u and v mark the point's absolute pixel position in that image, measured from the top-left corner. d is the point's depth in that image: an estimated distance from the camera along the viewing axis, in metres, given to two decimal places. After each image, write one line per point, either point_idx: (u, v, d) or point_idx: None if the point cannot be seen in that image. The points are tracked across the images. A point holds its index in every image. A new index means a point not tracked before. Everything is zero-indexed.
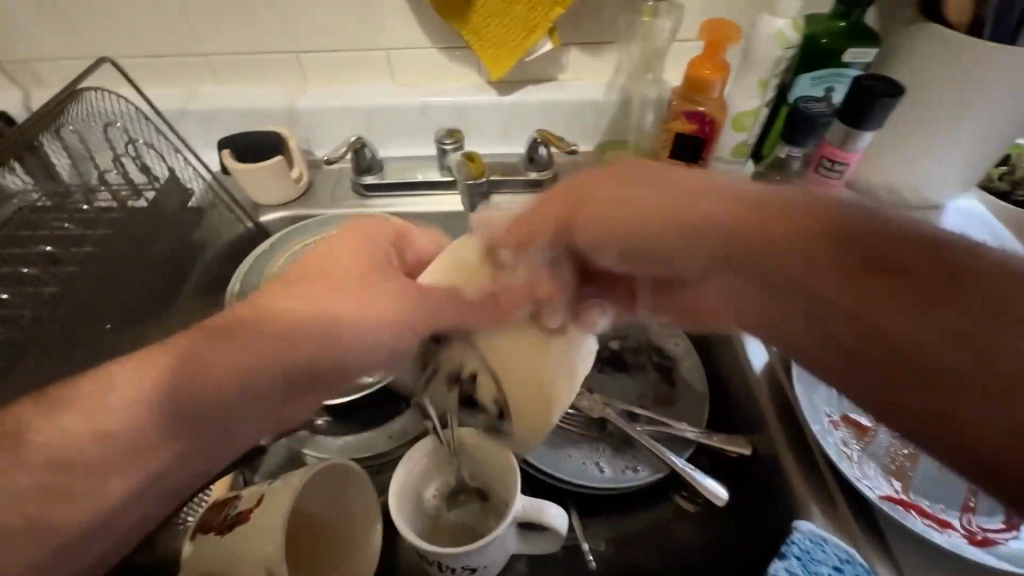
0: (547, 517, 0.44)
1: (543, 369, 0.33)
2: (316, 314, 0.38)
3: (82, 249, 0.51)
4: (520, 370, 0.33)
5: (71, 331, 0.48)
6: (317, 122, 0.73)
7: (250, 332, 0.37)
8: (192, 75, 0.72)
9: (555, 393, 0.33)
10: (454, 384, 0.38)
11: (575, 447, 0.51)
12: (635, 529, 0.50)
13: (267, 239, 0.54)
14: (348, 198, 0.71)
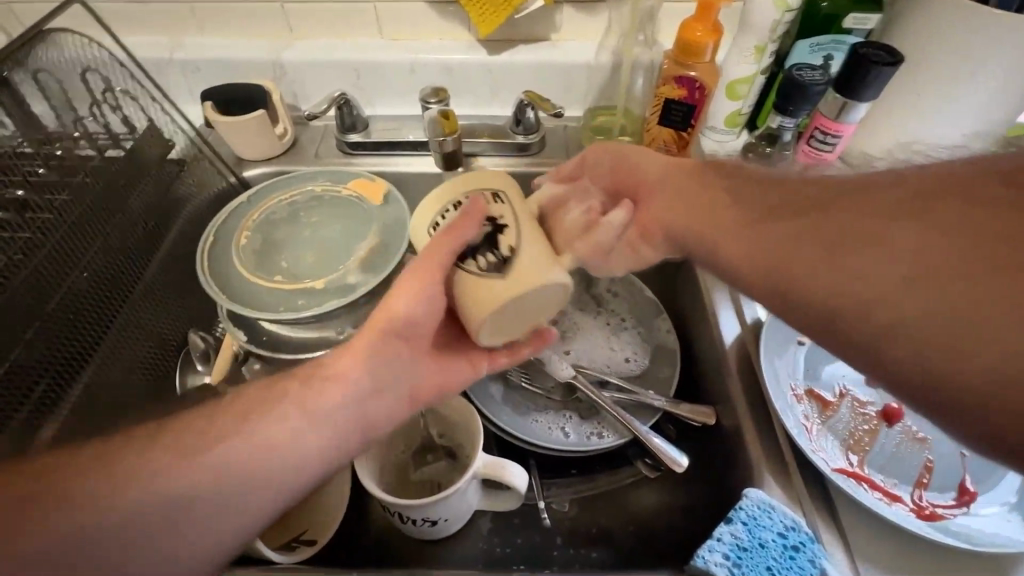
0: (507, 475, 0.45)
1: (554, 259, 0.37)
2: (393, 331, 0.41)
3: (57, 196, 0.50)
4: (539, 246, 0.37)
5: (45, 280, 0.48)
6: (302, 76, 0.71)
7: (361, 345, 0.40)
8: (176, 24, 0.70)
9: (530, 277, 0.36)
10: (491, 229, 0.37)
11: (542, 413, 0.51)
12: (598, 491, 0.51)
13: (241, 194, 0.53)
14: (333, 156, 0.71)
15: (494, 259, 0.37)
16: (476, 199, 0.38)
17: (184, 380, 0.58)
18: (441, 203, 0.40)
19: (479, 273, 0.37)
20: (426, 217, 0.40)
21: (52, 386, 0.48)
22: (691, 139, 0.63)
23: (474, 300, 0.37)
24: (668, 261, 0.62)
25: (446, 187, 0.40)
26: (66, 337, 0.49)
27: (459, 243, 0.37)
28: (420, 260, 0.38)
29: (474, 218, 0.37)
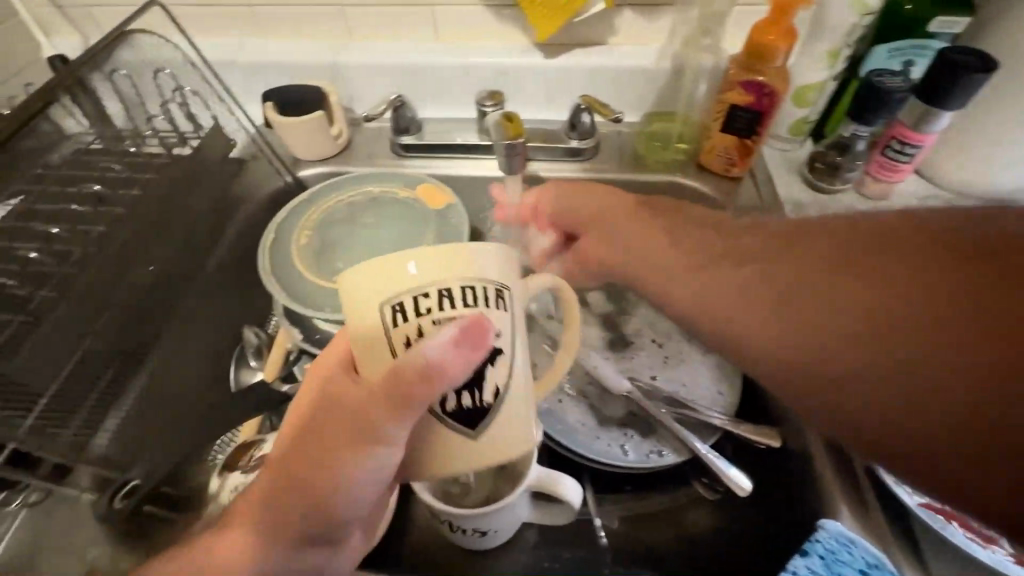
0: (560, 489, 0.43)
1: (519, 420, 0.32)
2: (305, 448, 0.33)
3: (129, 192, 0.52)
4: (512, 402, 0.31)
5: (118, 270, 0.49)
6: (360, 78, 0.72)
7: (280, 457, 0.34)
8: (240, 26, 0.72)
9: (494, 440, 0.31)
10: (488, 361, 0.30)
11: (602, 429, 0.49)
12: (652, 509, 0.49)
13: (304, 191, 0.54)
14: (386, 157, 0.71)
15: (474, 410, 0.30)
16: (476, 319, 0.29)
17: (240, 377, 0.56)
18: (417, 303, 0.29)
19: (456, 428, 0.30)
20: (387, 315, 0.29)
21: (117, 376, 0.48)
22: (755, 148, 0.61)
23: (441, 453, 0.31)
24: None
25: (430, 268, 0.29)
26: (134, 329, 0.50)
27: (443, 391, 0.29)
28: (388, 399, 0.29)
29: (474, 349, 0.29)
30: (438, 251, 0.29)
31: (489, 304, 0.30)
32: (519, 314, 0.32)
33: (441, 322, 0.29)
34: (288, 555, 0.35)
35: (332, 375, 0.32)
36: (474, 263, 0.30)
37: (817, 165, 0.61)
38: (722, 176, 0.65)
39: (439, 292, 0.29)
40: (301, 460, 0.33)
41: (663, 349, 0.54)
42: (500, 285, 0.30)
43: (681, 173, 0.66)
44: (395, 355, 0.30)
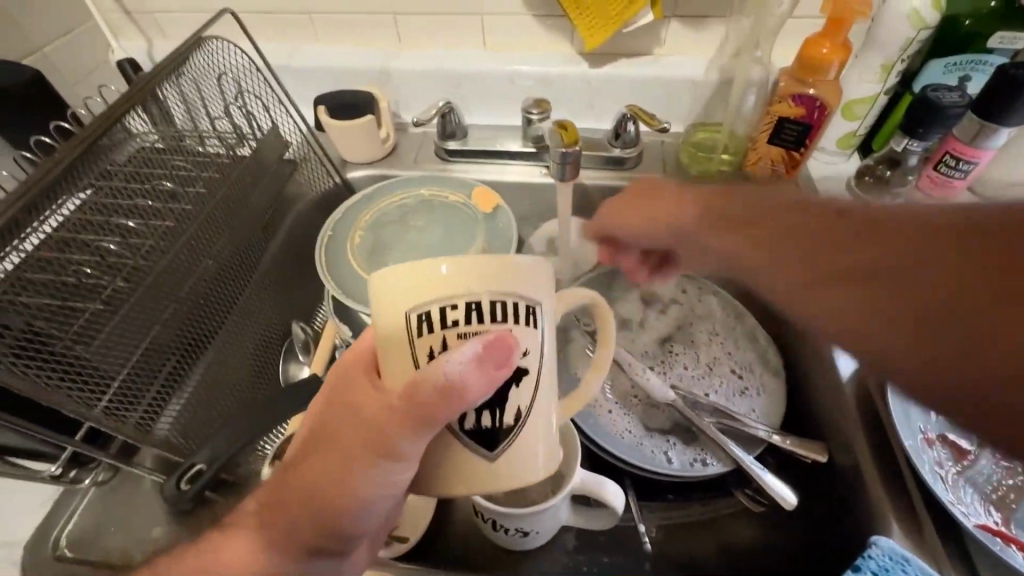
0: (605, 494, 0.44)
1: (536, 445, 0.32)
2: (319, 455, 0.34)
3: (194, 189, 0.54)
4: (533, 427, 0.32)
5: (181, 263, 0.51)
6: (408, 84, 0.74)
7: (298, 460, 0.36)
8: (295, 33, 0.75)
9: (513, 462, 0.32)
10: (514, 380, 0.31)
11: (648, 436, 0.49)
12: (694, 519, 0.49)
13: (359, 192, 0.55)
14: (431, 162, 0.73)
15: (495, 430, 0.31)
16: (503, 338, 0.29)
17: (286, 372, 0.61)
18: (445, 316, 0.29)
19: (471, 445, 0.31)
20: (413, 324, 0.29)
21: (177, 365, 0.50)
22: (802, 160, 0.61)
23: (460, 473, 0.32)
24: None
25: (460, 280, 0.29)
26: (194, 322, 0.52)
27: (463, 409, 0.29)
28: (408, 409, 0.29)
29: (498, 367, 0.29)
30: (469, 262, 0.29)
31: (518, 321, 0.30)
32: (548, 333, 0.32)
33: (467, 334, 0.29)
34: (335, 543, 0.36)
35: (355, 377, 0.33)
36: (507, 278, 0.29)
37: (865, 178, 0.62)
38: None
39: (468, 305, 0.29)
40: (321, 459, 0.34)
41: (709, 360, 0.53)
42: (533, 302, 0.31)
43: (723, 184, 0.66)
44: (417, 365, 0.30)
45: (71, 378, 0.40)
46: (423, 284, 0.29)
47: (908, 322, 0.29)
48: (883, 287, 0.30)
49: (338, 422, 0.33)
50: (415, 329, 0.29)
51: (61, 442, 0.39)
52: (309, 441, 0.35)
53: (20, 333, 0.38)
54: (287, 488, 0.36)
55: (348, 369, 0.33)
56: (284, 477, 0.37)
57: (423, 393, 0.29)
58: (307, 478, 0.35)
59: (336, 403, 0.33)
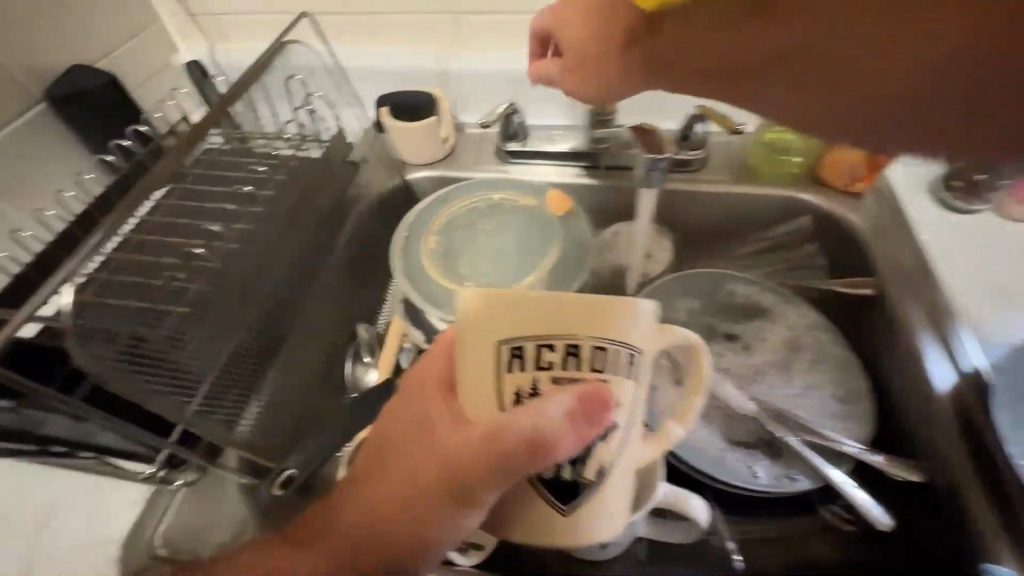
0: (688, 507, 0.42)
1: (609, 499, 0.32)
2: (384, 478, 0.34)
3: (267, 192, 0.55)
4: (610, 482, 0.31)
5: (258, 266, 0.52)
6: (467, 84, 0.73)
7: (359, 484, 0.35)
8: (353, 32, 0.74)
9: (584, 515, 0.32)
10: (601, 439, 0.30)
11: (729, 446, 0.48)
12: (782, 536, 0.46)
13: (432, 196, 0.55)
14: (490, 162, 0.72)
15: (572, 482, 0.31)
16: (598, 391, 0.29)
17: (354, 376, 0.58)
18: (540, 356, 0.29)
19: (551, 497, 0.31)
20: (503, 359, 0.29)
21: (256, 367, 0.51)
22: (884, 163, 0.59)
23: (532, 517, 0.32)
24: (851, 294, 0.57)
25: (560, 321, 0.28)
26: (269, 324, 0.53)
27: (547, 461, 0.29)
28: (489, 452, 0.29)
29: (589, 425, 0.28)
30: (570, 304, 0.28)
31: (616, 371, 0.29)
32: (644, 386, 0.30)
33: (560, 380, 0.29)
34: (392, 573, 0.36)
35: (428, 406, 0.32)
36: (609, 323, 0.28)
37: (954, 183, 0.56)
38: (842, 191, 0.61)
39: (567, 349, 0.29)
40: (387, 483, 0.34)
41: (790, 370, 0.52)
42: (634, 352, 0.29)
43: (799, 186, 0.63)
44: (502, 406, 0.30)
45: (165, 376, 0.41)
46: (524, 318, 0.28)
47: (876, 83, 0.34)
48: (847, 84, 0.35)
49: (407, 449, 0.33)
50: (508, 365, 0.29)
51: (161, 446, 0.39)
52: (373, 465, 0.35)
53: (125, 339, 0.39)
54: (347, 511, 0.35)
55: (419, 397, 0.33)
56: (342, 497, 0.36)
57: (507, 439, 0.29)
58: (368, 501, 0.34)
59: (408, 428, 0.33)
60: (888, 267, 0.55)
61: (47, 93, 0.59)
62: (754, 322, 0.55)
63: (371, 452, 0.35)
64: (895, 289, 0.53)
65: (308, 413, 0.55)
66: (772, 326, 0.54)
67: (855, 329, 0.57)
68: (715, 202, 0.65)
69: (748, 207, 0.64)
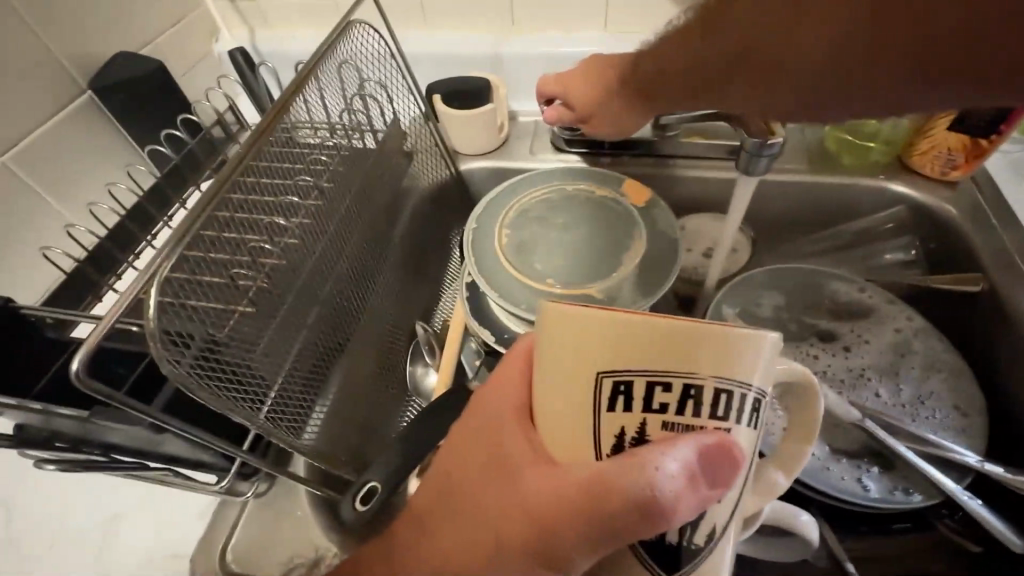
0: (800, 525, 0.38)
1: (713, 562, 0.28)
2: (453, 523, 0.30)
3: (326, 183, 0.51)
4: (717, 543, 0.28)
5: (318, 266, 0.48)
6: (521, 69, 0.70)
7: (422, 528, 0.31)
8: (401, 16, 0.71)
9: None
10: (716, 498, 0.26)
11: (829, 458, 0.44)
12: (892, 551, 0.43)
13: (497, 189, 0.52)
14: (547, 151, 0.68)
15: (678, 545, 0.27)
16: (722, 442, 0.25)
17: (415, 378, 0.58)
18: (652, 396, 0.25)
19: (652, 564, 0.27)
20: (607, 393, 0.25)
21: (319, 374, 0.47)
22: (989, 150, 0.52)
23: None
24: (949, 289, 0.53)
25: (679, 353, 0.24)
26: (331, 327, 0.49)
27: (660, 524, 0.25)
28: (590, 506, 0.26)
29: (710, 484, 0.25)
30: (691, 336, 0.24)
31: (737, 418, 0.25)
32: (759, 432, 0.27)
33: (671, 425, 0.25)
34: None
35: (510, 445, 0.29)
36: (736, 359, 0.24)
37: None
38: (935, 179, 0.56)
39: (686, 389, 0.25)
40: (456, 529, 0.30)
41: (896, 375, 0.49)
42: (760, 395, 0.26)
43: (887, 174, 0.58)
44: (602, 452, 0.26)
45: (233, 383, 0.38)
46: (642, 350, 0.24)
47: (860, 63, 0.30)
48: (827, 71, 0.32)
49: (484, 491, 0.30)
50: (617, 405, 0.25)
51: (235, 454, 0.36)
52: (441, 506, 0.31)
53: (196, 339, 0.36)
54: (405, 559, 0.31)
55: (499, 434, 0.29)
56: (400, 541, 0.32)
57: (613, 494, 0.25)
58: (432, 548, 0.31)
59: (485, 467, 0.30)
60: (993, 260, 0.50)
61: (95, 82, 0.57)
62: (847, 323, 0.52)
63: (437, 492, 0.32)
64: (1004, 285, 0.49)
65: (378, 412, 0.54)
66: (879, 329, 0.51)
67: (955, 329, 0.54)
68: (792, 191, 0.61)
69: (828, 196, 0.60)
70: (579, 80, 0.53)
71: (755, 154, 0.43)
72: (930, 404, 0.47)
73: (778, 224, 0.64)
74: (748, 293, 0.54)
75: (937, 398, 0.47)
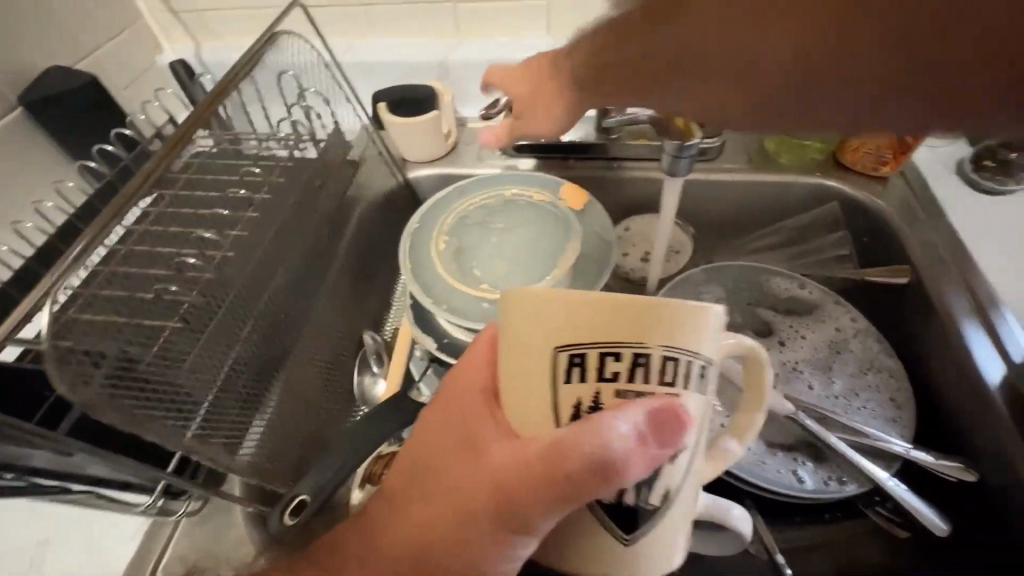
0: (728, 520, 0.38)
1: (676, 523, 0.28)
2: (420, 499, 0.30)
3: (262, 195, 0.51)
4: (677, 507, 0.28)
5: (252, 272, 0.48)
6: (469, 78, 0.70)
7: (389, 507, 0.31)
8: (348, 27, 0.71)
9: (647, 543, 0.28)
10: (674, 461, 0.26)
11: (765, 452, 0.45)
12: (829, 538, 0.44)
13: (440, 194, 0.52)
14: (496, 157, 0.68)
15: (637, 510, 0.26)
16: (671, 406, 0.24)
17: (363, 388, 0.59)
18: (604, 366, 0.24)
19: (611, 527, 0.27)
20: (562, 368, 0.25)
21: (258, 390, 0.46)
22: (915, 145, 0.54)
23: (588, 550, 0.28)
24: (878, 282, 0.55)
25: (630, 326, 0.24)
26: (267, 341, 0.48)
27: (619, 483, 0.25)
28: (548, 472, 0.25)
29: (662, 446, 0.24)
30: (635, 307, 0.23)
31: (687, 385, 0.25)
32: (712, 397, 0.26)
33: (626, 394, 0.25)
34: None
35: (471, 421, 0.28)
36: (684, 329, 0.24)
37: (986, 161, 0.56)
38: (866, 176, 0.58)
39: (635, 359, 0.24)
40: (423, 503, 0.30)
41: (829, 368, 0.50)
42: (708, 361, 0.25)
43: (822, 172, 0.60)
44: (558, 422, 0.26)
45: (152, 400, 0.37)
46: (583, 327, 0.24)
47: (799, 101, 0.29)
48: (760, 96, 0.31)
49: (446, 468, 0.30)
50: (570, 377, 0.25)
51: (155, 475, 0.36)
52: (407, 484, 0.31)
53: (121, 356, 0.37)
54: (374, 535, 0.32)
55: (460, 412, 0.29)
56: (364, 524, 0.33)
57: (571, 459, 0.25)
58: (399, 524, 0.31)
59: (447, 444, 0.30)
60: (919, 252, 0.52)
61: (25, 97, 0.56)
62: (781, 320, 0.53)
63: (403, 470, 0.31)
64: (930, 277, 0.50)
65: (319, 427, 0.53)
66: (818, 326, 0.52)
67: (888, 319, 0.55)
68: (733, 190, 0.62)
69: (767, 196, 0.61)
70: (516, 74, 0.53)
71: (676, 155, 0.44)
72: (858, 396, 0.48)
73: (722, 223, 0.65)
74: (689, 291, 0.55)
75: (865, 390, 0.48)
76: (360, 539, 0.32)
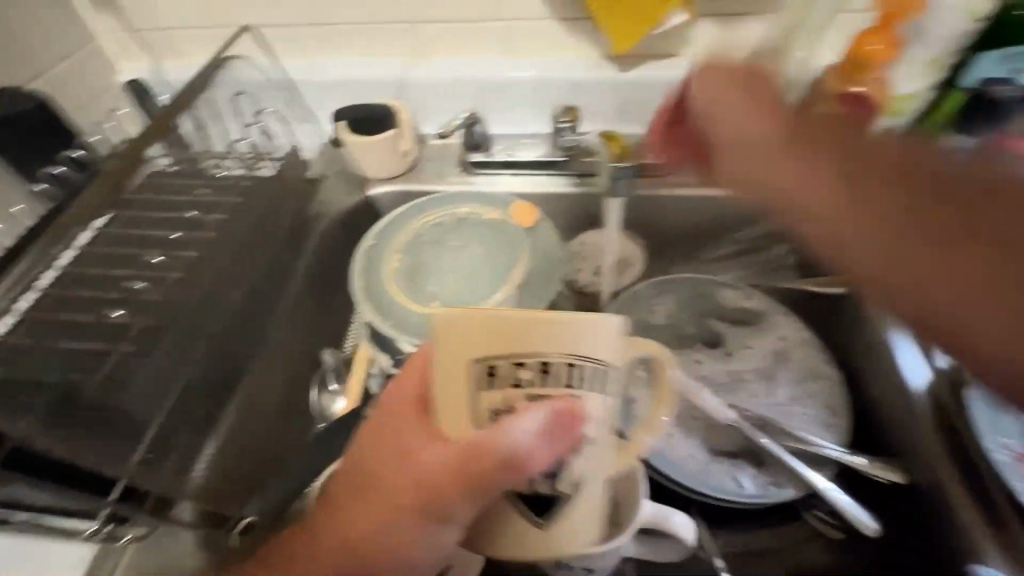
0: (672, 526, 0.39)
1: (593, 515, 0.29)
2: (354, 502, 0.31)
3: (215, 216, 0.53)
4: (593, 501, 0.29)
5: (203, 291, 0.49)
6: (429, 95, 0.70)
7: (328, 506, 0.33)
8: (306, 45, 0.70)
9: (563, 532, 0.29)
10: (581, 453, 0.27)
11: (713, 460, 0.47)
12: (771, 543, 0.45)
13: (393, 213, 0.53)
14: (455, 174, 0.68)
15: (549, 496, 0.28)
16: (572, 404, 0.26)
17: (320, 405, 0.53)
18: (513, 372, 0.26)
19: (524, 512, 0.29)
20: (477, 376, 0.26)
21: (212, 406, 0.48)
22: None
23: (510, 542, 0.29)
24: (820, 292, 0.57)
25: (535, 338, 0.25)
26: (221, 359, 0.49)
27: (524, 473, 0.27)
28: (463, 467, 0.27)
29: (565, 438, 0.26)
30: (539, 320, 0.25)
31: (591, 387, 0.26)
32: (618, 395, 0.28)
33: (534, 396, 0.26)
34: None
35: (397, 425, 0.29)
36: (585, 339, 0.25)
37: None
38: None
39: (540, 365, 0.25)
40: (358, 503, 0.31)
41: (773, 376, 0.52)
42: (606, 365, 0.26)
43: None
44: (477, 423, 0.27)
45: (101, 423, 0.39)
46: (492, 341, 0.25)
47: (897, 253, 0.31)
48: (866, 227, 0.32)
49: (377, 469, 0.30)
50: (484, 384, 0.26)
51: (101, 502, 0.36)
52: (344, 486, 0.32)
53: (56, 386, 0.37)
54: (313, 537, 0.33)
55: (389, 417, 0.30)
56: (303, 529, 0.33)
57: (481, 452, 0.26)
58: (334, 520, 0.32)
59: (377, 449, 0.30)
60: None
61: None
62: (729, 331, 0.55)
63: (342, 470, 0.33)
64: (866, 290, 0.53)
65: None
66: (763, 335, 0.54)
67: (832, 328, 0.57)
68: (686, 205, 0.63)
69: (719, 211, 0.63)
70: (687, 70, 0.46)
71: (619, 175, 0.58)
72: (800, 403, 0.50)
73: (678, 236, 0.66)
74: (640, 304, 0.56)
75: (806, 397, 0.50)
76: (301, 555, 0.33)
